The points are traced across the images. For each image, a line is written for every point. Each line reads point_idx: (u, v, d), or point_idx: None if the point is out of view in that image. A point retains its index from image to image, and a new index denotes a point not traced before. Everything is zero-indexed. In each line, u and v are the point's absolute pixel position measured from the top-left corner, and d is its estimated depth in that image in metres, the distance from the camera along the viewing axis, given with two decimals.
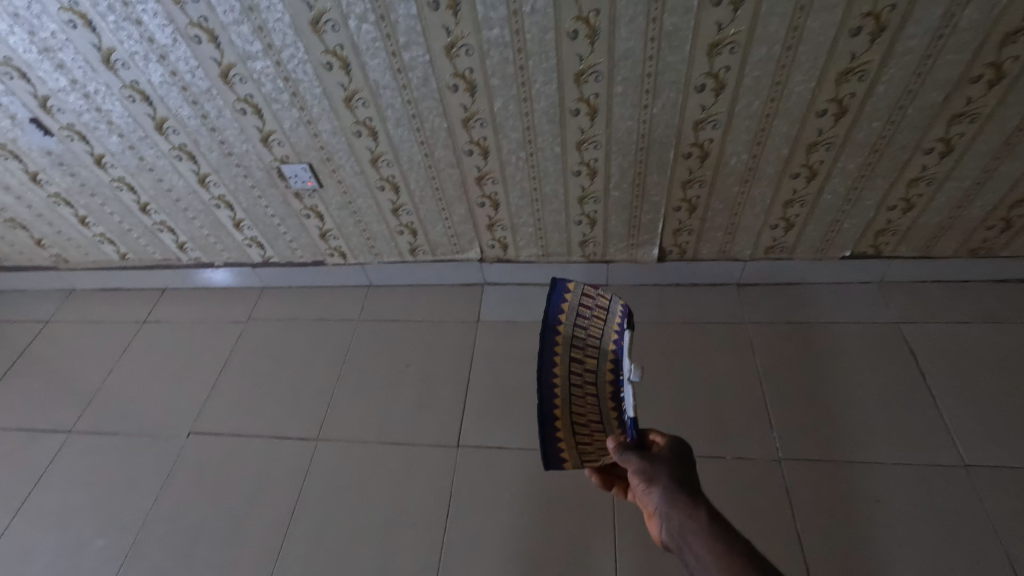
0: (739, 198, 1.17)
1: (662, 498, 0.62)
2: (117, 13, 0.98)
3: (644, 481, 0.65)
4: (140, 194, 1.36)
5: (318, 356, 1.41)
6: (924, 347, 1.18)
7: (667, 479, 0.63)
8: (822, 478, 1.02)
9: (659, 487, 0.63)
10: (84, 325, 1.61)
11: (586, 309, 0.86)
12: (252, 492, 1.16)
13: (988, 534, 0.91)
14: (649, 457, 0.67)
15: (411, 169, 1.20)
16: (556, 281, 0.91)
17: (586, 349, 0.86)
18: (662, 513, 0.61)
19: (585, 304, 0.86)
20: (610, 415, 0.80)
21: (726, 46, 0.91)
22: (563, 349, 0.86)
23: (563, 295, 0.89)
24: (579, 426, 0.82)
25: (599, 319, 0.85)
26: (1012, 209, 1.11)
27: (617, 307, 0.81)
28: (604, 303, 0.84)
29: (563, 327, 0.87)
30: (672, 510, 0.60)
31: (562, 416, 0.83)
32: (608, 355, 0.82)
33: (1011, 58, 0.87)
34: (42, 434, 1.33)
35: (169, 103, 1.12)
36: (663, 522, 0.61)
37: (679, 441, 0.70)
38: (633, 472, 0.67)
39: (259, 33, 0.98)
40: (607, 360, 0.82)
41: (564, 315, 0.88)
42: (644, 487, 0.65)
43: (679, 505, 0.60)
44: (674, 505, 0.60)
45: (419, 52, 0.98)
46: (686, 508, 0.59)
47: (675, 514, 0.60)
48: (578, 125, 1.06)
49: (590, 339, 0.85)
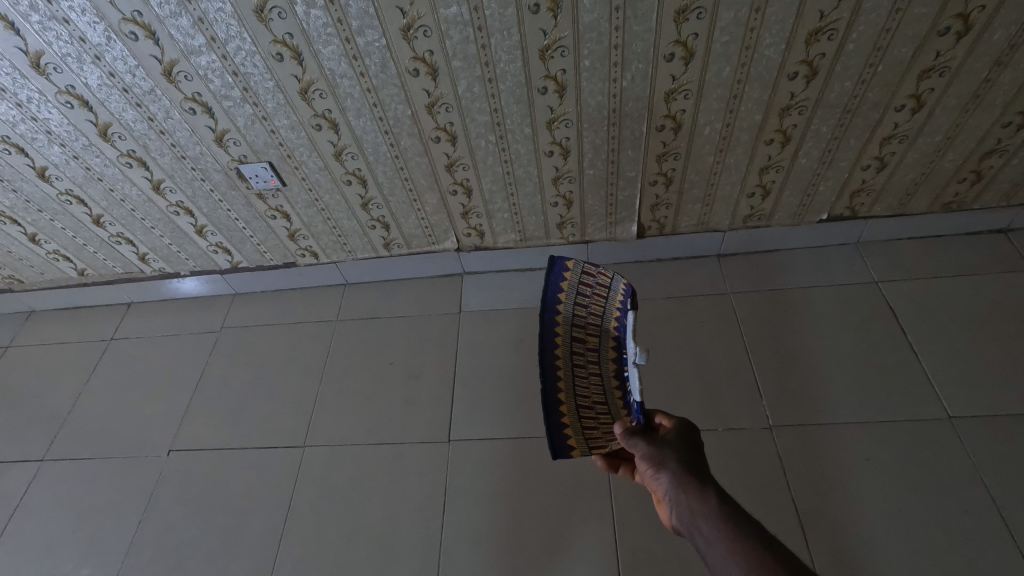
0: (715, 167, 1.15)
1: (671, 483, 0.61)
2: (41, 12, 0.90)
3: (653, 466, 0.64)
4: (92, 207, 1.29)
5: (298, 361, 1.36)
6: (904, 304, 1.20)
7: (674, 463, 0.62)
8: (812, 443, 1.02)
9: (666, 472, 0.62)
10: (46, 347, 1.53)
11: (586, 288, 0.87)
12: (241, 505, 1.12)
13: (975, 484, 0.94)
14: (656, 442, 0.66)
15: (378, 161, 1.16)
16: (556, 263, 0.93)
17: (587, 329, 0.88)
18: (672, 499, 0.60)
19: (585, 282, 0.87)
20: (613, 393, 0.82)
21: (694, 12, 0.88)
22: (564, 330, 0.88)
23: (561, 274, 0.90)
24: (584, 410, 0.81)
25: (600, 297, 0.85)
26: (982, 161, 1.12)
27: (617, 286, 0.80)
28: (605, 282, 0.83)
29: (562, 309, 0.90)
30: (681, 494, 0.59)
31: (566, 400, 0.82)
32: (610, 334, 0.84)
33: (979, 8, 0.86)
34: (13, 465, 1.27)
35: (110, 107, 1.05)
36: (673, 507, 0.59)
37: (687, 424, 0.68)
38: (642, 458, 0.66)
39: (200, 26, 0.92)
40: (608, 339, 0.84)
41: (563, 296, 0.90)
42: (653, 473, 0.64)
43: (688, 489, 0.58)
44: (684, 489, 0.59)
45: (374, 36, 0.93)
46: (695, 490, 0.58)
47: (684, 497, 0.58)
48: (547, 104, 1.03)
49: (591, 318, 0.87)
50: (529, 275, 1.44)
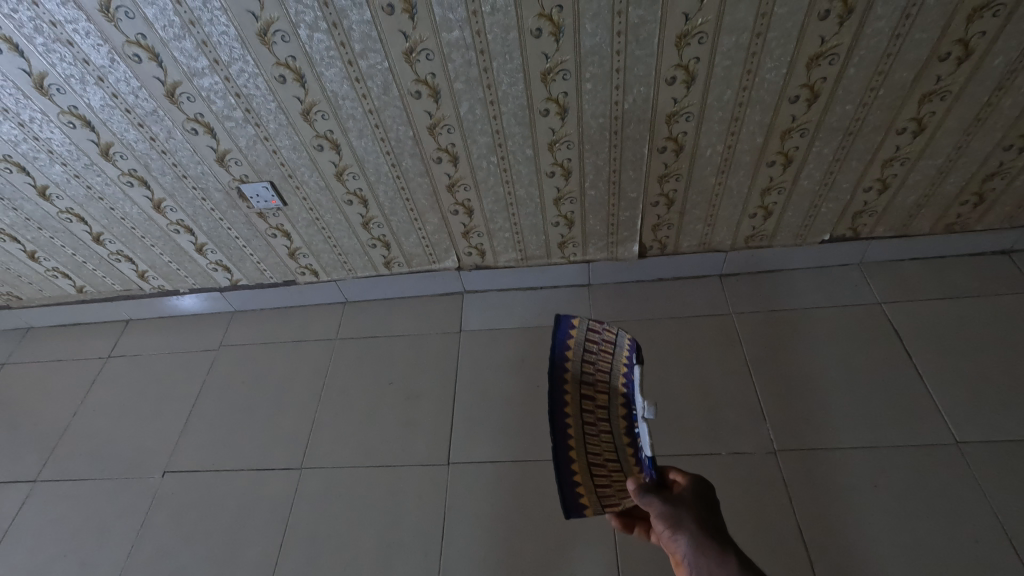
0: (716, 188, 1.15)
1: (690, 548, 0.59)
2: (45, 34, 0.91)
3: (669, 526, 0.61)
4: (92, 225, 1.29)
5: (296, 380, 1.35)
6: (909, 326, 1.19)
7: (692, 524, 0.60)
8: (817, 468, 1.01)
9: (685, 534, 0.60)
10: (43, 365, 1.52)
11: (593, 345, 0.82)
12: (235, 528, 1.10)
13: (986, 512, 0.91)
14: (672, 500, 0.62)
15: (379, 181, 1.16)
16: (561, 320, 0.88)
17: (596, 386, 0.81)
18: (691, 564, 0.58)
19: (592, 336, 0.82)
20: (626, 450, 0.73)
21: (695, 36, 0.89)
22: (573, 386, 0.81)
23: (568, 331, 0.86)
24: (596, 468, 0.74)
25: (608, 352, 0.80)
26: (985, 183, 1.12)
27: (623, 341, 0.76)
28: (611, 337, 0.80)
29: (570, 366, 0.83)
30: (702, 560, 0.57)
31: (577, 457, 0.74)
32: (620, 391, 0.77)
33: (978, 34, 0.87)
34: (5, 486, 1.25)
35: (113, 127, 1.05)
36: (693, 574, 0.58)
37: (701, 479, 0.65)
38: (656, 516, 0.62)
39: (204, 49, 0.92)
40: (618, 396, 0.77)
41: (571, 352, 0.84)
42: (670, 533, 0.61)
43: (709, 554, 0.57)
44: (705, 555, 0.57)
45: (377, 59, 0.93)
46: (715, 556, 0.57)
47: (705, 564, 0.57)
48: (549, 126, 1.03)
49: (600, 374, 0.81)
50: (529, 294, 1.43)
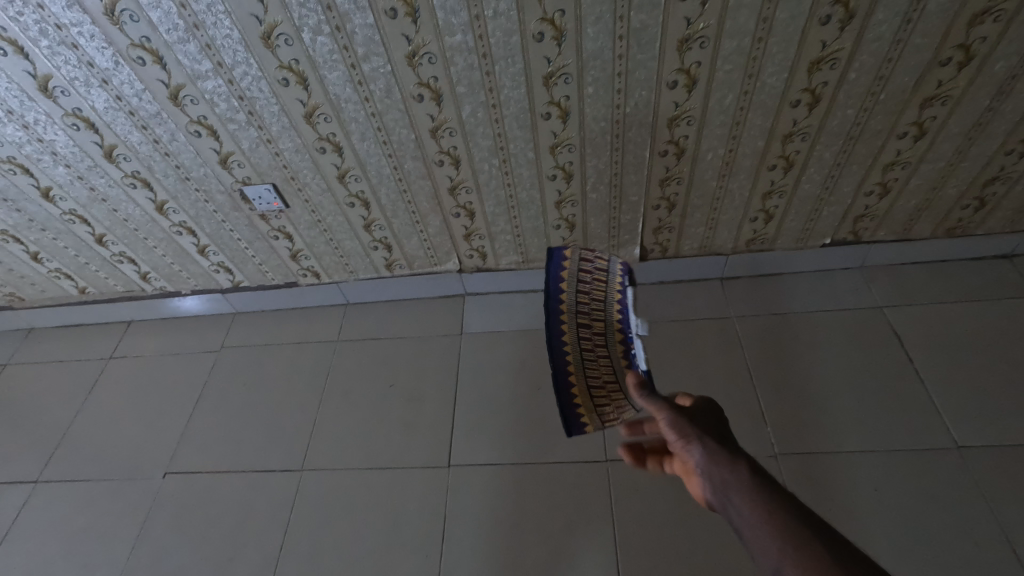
0: (718, 192, 1.15)
1: (702, 456, 0.56)
2: (51, 37, 0.91)
3: (681, 439, 0.58)
4: (95, 226, 1.29)
5: (297, 382, 1.35)
6: (910, 330, 1.19)
7: (704, 434, 0.57)
8: (818, 472, 1.00)
9: (699, 444, 0.57)
10: (44, 366, 1.52)
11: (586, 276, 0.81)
12: (235, 529, 1.10)
13: (987, 516, 0.91)
14: (682, 412, 0.60)
15: (381, 184, 1.16)
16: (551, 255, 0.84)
17: (592, 315, 0.78)
18: (702, 471, 0.55)
19: (584, 269, 0.81)
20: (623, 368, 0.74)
21: (697, 40, 0.89)
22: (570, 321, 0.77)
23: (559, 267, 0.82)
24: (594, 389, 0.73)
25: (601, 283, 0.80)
26: (986, 187, 1.12)
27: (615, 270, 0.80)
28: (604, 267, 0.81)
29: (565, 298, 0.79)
30: (713, 466, 0.54)
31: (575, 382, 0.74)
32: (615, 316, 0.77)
33: (979, 39, 0.87)
34: (7, 486, 1.25)
35: (116, 129, 1.05)
36: (704, 481, 0.54)
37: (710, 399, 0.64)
38: (666, 429, 0.60)
39: (207, 52, 0.92)
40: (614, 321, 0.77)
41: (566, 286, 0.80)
42: (681, 445, 0.58)
43: (720, 459, 0.54)
44: (715, 460, 0.54)
45: (379, 63, 0.94)
46: (725, 461, 0.54)
47: (716, 470, 0.54)
48: (550, 129, 1.03)
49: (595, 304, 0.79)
50: (531, 297, 1.43)
